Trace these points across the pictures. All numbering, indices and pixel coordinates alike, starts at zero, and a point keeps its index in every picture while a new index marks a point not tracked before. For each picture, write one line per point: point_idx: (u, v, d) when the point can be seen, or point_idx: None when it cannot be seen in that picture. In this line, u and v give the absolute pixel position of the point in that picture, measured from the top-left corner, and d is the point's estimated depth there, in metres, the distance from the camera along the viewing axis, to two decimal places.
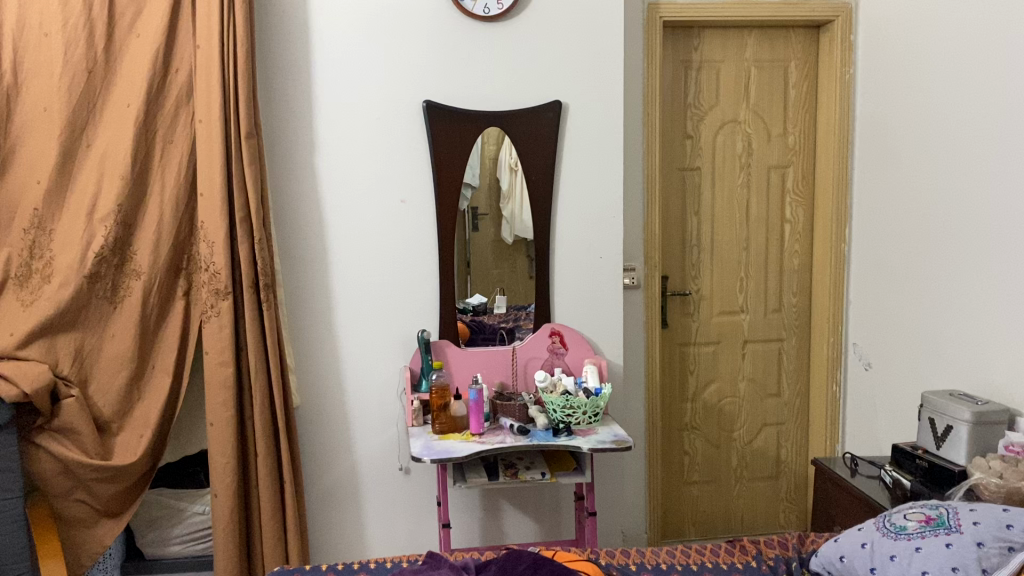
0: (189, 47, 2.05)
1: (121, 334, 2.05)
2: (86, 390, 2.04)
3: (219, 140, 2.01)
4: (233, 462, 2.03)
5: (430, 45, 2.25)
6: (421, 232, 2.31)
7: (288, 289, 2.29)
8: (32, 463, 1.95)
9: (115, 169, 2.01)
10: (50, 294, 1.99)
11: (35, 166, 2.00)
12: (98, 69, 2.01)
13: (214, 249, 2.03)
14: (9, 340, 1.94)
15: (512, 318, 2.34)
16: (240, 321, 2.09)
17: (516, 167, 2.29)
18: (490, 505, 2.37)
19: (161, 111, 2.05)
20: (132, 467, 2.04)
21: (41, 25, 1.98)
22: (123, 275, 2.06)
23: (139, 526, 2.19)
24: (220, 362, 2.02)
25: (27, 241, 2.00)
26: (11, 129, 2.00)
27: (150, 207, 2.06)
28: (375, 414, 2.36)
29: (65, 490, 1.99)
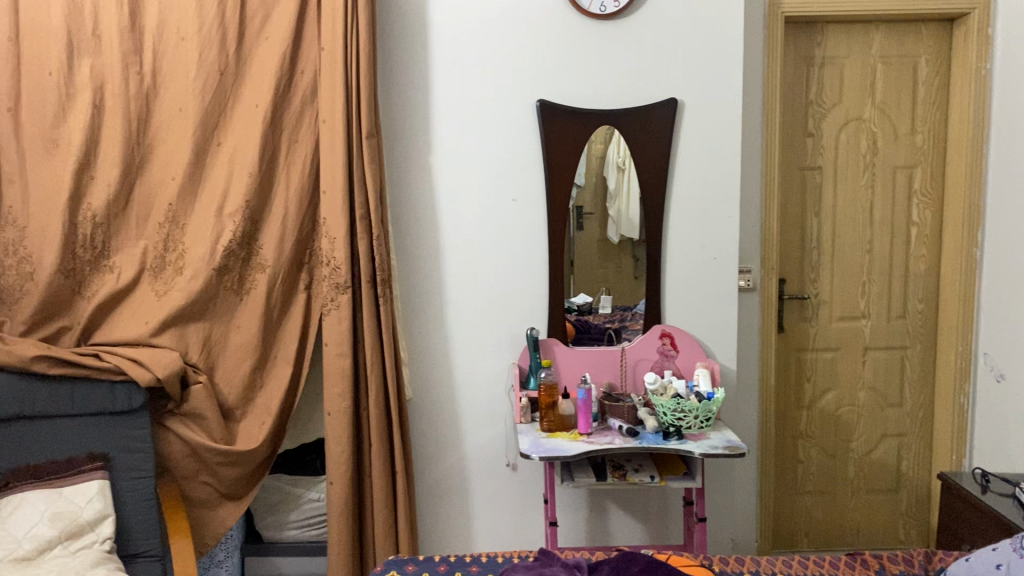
0: (314, 49, 2.12)
1: (246, 325, 2.14)
2: (213, 376, 2.14)
3: (341, 138, 2.07)
4: (348, 451, 2.09)
5: (546, 44, 2.25)
6: (532, 230, 2.32)
7: (403, 284, 2.35)
8: (163, 444, 2.09)
9: (244, 167, 2.10)
10: (183, 285, 2.10)
11: (171, 163, 2.11)
12: (229, 71, 2.10)
13: (335, 244, 2.09)
14: (144, 328, 2.08)
15: (618, 319, 2.32)
16: (357, 315, 2.15)
17: (624, 166, 2.28)
18: (596, 505, 2.37)
19: (287, 110, 2.13)
20: (252, 453, 2.12)
21: (179, 30, 2.09)
22: (249, 268, 2.15)
23: (259, 509, 2.28)
24: (338, 354, 2.09)
25: (162, 235, 2.12)
26: (149, 127, 2.12)
27: (276, 204, 2.14)
28: (484, 411, 2.39)
29: (191, 471, 2.11)
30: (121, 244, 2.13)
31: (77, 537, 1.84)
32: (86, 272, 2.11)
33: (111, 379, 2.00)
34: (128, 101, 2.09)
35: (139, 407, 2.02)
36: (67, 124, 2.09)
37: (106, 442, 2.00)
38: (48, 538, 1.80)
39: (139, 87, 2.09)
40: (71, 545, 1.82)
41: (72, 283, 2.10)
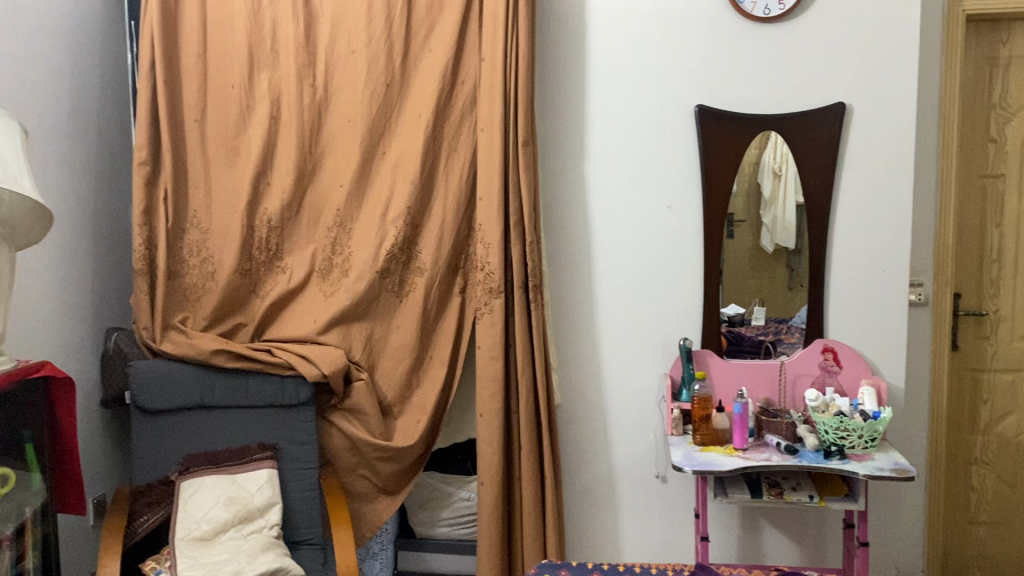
0: (475, 60, 2.17)
1: (405, 326, 2.21)
2: (373, 374, 2.23)
3: (499, 146, 2.11)
4: (499, 453, 2.12)
5: (705, 49, 2.21)
6: (687, 237, 2.29)
7: (555, 291, 2.37)
8: (326, 437, 2.23)
9: (406, 174, 2.17)
10: (348, 286, 2.20)
11: (339, 171, 2.22)
12: (394, 82, 2.19)
13: (490, 250, 2.12)
14: (312, 326, 2.19)
15: (773, 331, 2.25)
16: (511, 319, 2.18)
17: (781, 172, 2.21)
18: (749, 522, 2.30)
19: (447, 120, 2.18)
20: (408, 449, 2.19)
21: (349, 44, 2.19)
22: (409, 271, 2.22)
23: (412, 505, 2.36)
24: (492, 357, 2.12)
25: (330, 239, 2.23)
26: (320, 137, 2.23)
27: (435, 210, 2.20)
28: (635, 419, 2.37)
29: (351, 464, 2.23)
30: (292, 247, 2.26)
31: (248, 522, 1.95)
32: (262, 273, 2.27)
33: (281, 372, 2.14)
34: (302, 113, 2.21)
35: (307, 401, 2.14)
36: (247, 134, 2.25)
37: (274, 433, 2.13)
38: (222, 520, 1.92)
39: (312, 99, 2.22)
40: (242, 529, 1.94)
41: (249, 283, 2.26)
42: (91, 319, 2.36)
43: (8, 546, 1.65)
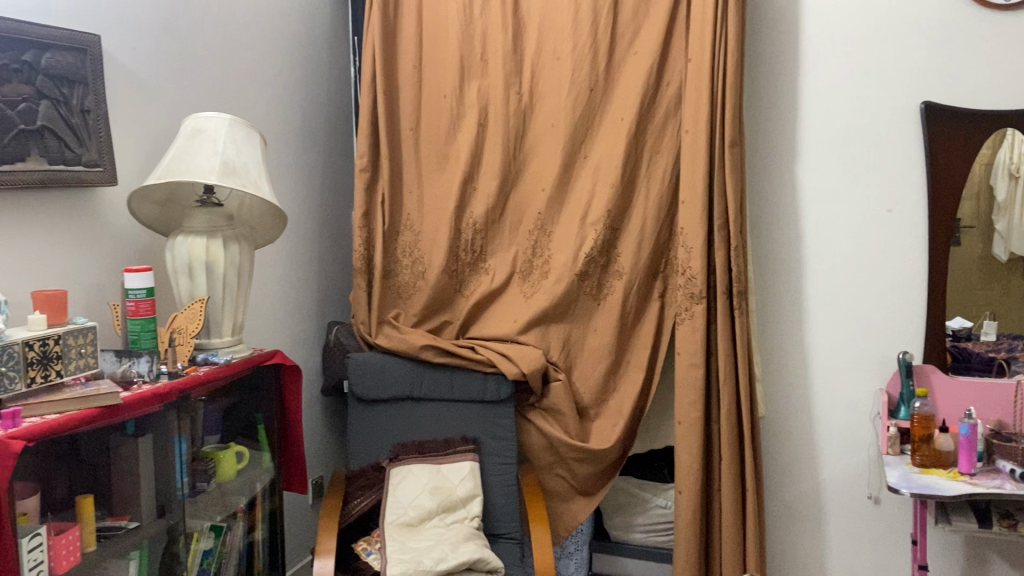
0: (680, 62, 2.13)
1: (603, 329, 2.22)
2: (571, 376, 2.26)
3: (704, 148, 2.05)
4: (697, 462, 2.08)
5: (933, 40, 2.06)
6: (908, 243, 2.13)
7: (760, 298, 2.29)
8: (524, 434, 2.29)
9: (608, 177, 2.17)
10: (548, 288, 2.24)
11: (542, 175, 2.27)
12: (599, 86, 2.20)
13: (692, 254, 2.08)
14: (513, 326, 2.25)
15: (1005, 347, 2.04)
16: (713, 326, 2.13)
17: (1018, 173, 2.01)
18: (975, 555, 2.11)
19: (651, 122, 2.16)
20: (605, 452, 2.19)
21: (555, 50, 2.23)
22: (608, 275, 2.22)
23: (608, 508, 2.37)
24: (691, 364, 2.08)
25: (531, 241, 2.28)
26: (525, 141, 2.29)
27: (636, 213, 2.19)
28: (847, 435, 2.24)
29: (548, 463, 2.27)
30: (496, 249, 2.33)
31: (451, 512, 2.03)
32: (467, 273, 2.36)
33: (483, 370, 2.21)
34: (508, 119, 2.28)
35: (506, 398, 2.20)
36: (457, 140, 2.34)
37: (476, 428, 2.21)
38: (428, 508, 2.00)
39: (518, 106, 2.27)
40: (446, 518, 2.01)
41: (456, 283, 2.36)
42: (313, 314, 2.55)
43: (240, 516, 1.85)
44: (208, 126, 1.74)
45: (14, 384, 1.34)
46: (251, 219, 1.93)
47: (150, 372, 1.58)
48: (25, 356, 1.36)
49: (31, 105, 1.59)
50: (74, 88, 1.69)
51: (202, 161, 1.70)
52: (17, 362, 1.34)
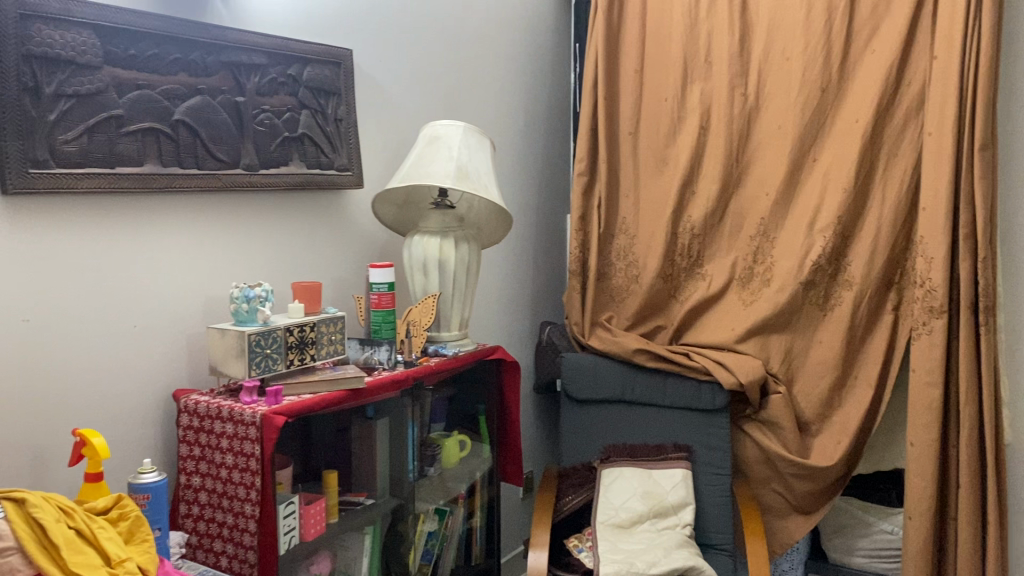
0: (925, 60, 2.00)
1: (828, 341, 2.12)
2: (792, 389, 2.18)
3: (950, 151, 1.91)
4: (931, 488, 1.94)
5: None
6: None
7: (1010, 314, 2.10)
8: (740, 447, 2.24)
9: (839, 182, 2.08)
10: (769, 296, 2.17)
11: (766, 180, 2.20)
12: (831, 86, 2.11)
13: (932, 265, 1.94)
14: (731, 334, 2.20)
15: None
16: (954, 342, 1.97)
17: None
18: None
19: (889, 125, 2.05)
20: (827, 471, 2.09)
21: (785, 51, 2.16)
22: (836, 285, 2.12)
23: (826, 528, 2.25)
24: (928, 383, 1.94)
25: (753, 247, 2.22)
26: (749, 144, 2.23)
27: (868, 220, 2.08)
28: None
29: (764, 477, 2.21)
30: (714, 254, 2.29)
31: (662, 517, 2.01)
32: (683, 278, 2.33)
33: (698, 377, 2.18)
34: (732, 122, 2.23)
35: (721, 408, 2.16)
36: (677, 143, 2.32)
37: (689, 436, 2.18)
38: (639, 511, 2.00)
39: (742, 108, 2.22)
40: (657, 523, 2.00)
41: (671, 287, 2.34)
42: (529, 313, 2.63)
43: (461, 503, 1.96)
44: (443, 133, 1.85)
45: (277, 365, 1.50)
46: (479, 221, 2.02)
47: (389, 360, 1.70)
48: (286, 340, 1.52)
49: (294, 114, 1.76)
50: (329, 99, 1.85)
51: (438, 166, 1.80)
52: (279, 345, 1.50)
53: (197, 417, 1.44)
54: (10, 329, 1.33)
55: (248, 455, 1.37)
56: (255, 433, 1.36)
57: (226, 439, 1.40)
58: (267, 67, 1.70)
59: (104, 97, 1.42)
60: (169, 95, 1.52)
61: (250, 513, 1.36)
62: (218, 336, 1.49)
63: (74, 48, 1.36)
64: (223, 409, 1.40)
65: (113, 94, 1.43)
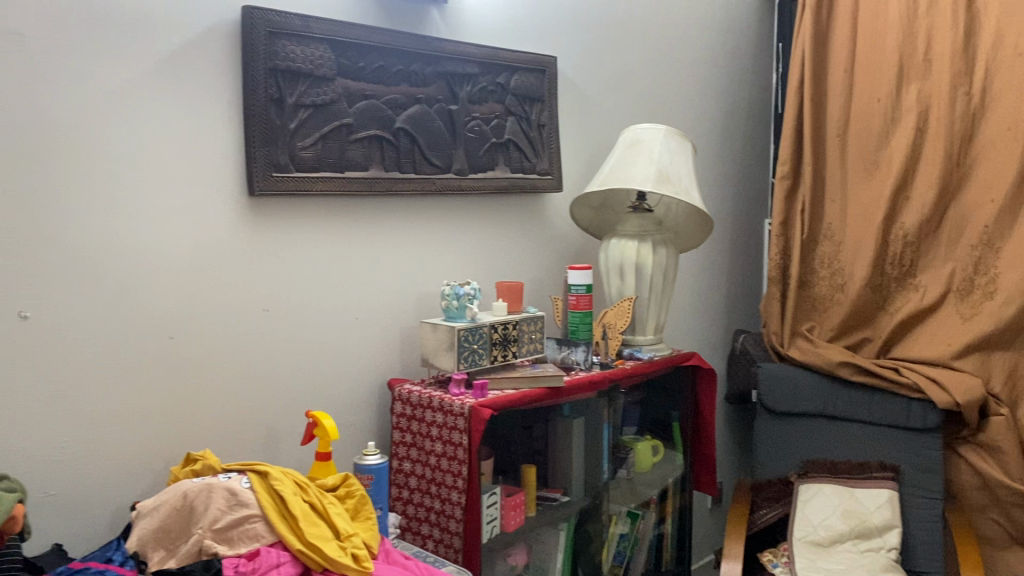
0: None
1: None
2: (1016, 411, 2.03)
3: None
4: None
5: None
6: None
7: None
8: (954, 470, 2.08)
9: None
10: (992, 310, 2.02)
11: (991, 185, 2.04)
12: None
13: None
14: (946, 349, 2.05)
15: None
16: None
17: None
18: None
19: None
20: None
21: (1017, 45, 2.01)
22: None
23: None
24: None
25: (974, 257, 2.07)
26: (973, 147, 2.09)
27: None
28: None
29: (982, 505, 2.04)
30: (929, 263, 2.16)
31: (865, 539, 1.92)
32: (893, 289, 2.21)
33: (907, 395, 2.07)
34: (953, 122, 2.09)
35: (934, 427, 2.04)
36: (890, 146, 2.20)
37: (896, 455, 2.05)
38: (840, 530, 1.93)
39: (966, 108, 2.08)
40: (859, 545, 1.92)
41: (880, 298, 2.22)
42: (724, 320, 2.58)
43: (653, 506, 1.97)
44: (645, 137, 1.85)
45: (482, 360, 1.56)
46: (677, 224, 2.00)
47: (586, 360, 1.72)
48: (491, 337, 1.58)
49: (501, 121, 1.83)
50: (534, 105, 1.91)
51: (640, 170, 1.81)
52: (484, 341, 1.56)
53: (409, 406, 1.53)
54: (251, 317, 1.48)
55: (456, 445, 1.44)
56: (464, 424, 1.43)
57: (435, 428, 1.48)
58: (478, 76, 1.77)
59: (337, 107, 1.53)
60: (391, 104, 1.62)
61: (456, 501, 1.43)
62: (430, 331, 1.58)
63: (312, 62, 1.49)
64: (433, 399, 1.48)
65: (344, 104, 1.55)
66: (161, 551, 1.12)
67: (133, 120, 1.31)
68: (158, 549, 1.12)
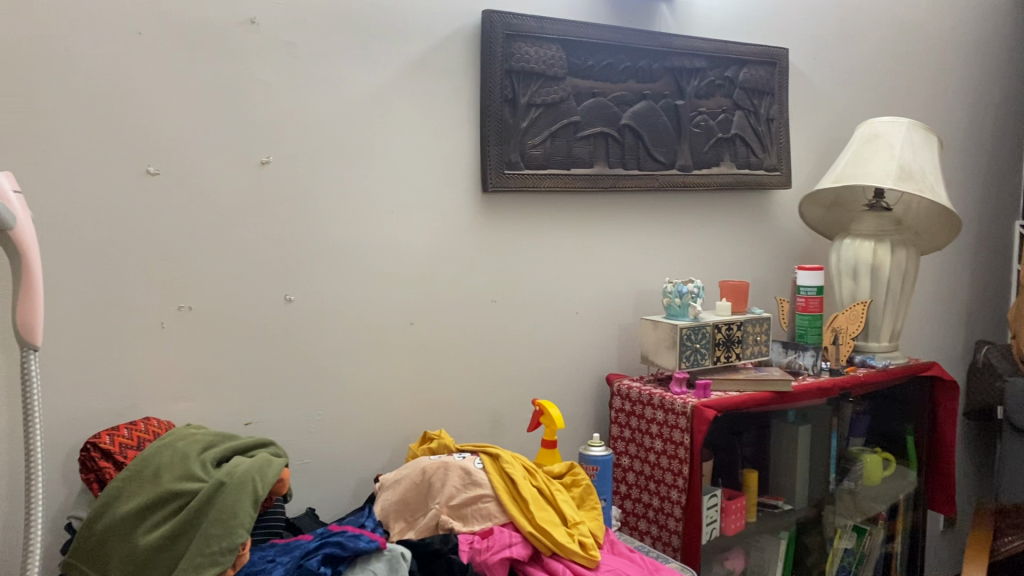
0: None
1: None
2: None
3: None
4: None
5: None
6: None
7: None
8: None
9: None
10: None
11: None
12: None
13: None
14: None
15: None
16: None
17: None
18: None
19: None
20: None
21: None
22: None
23: None
24: None
25: None
26: None
27: None
28: None
29: None
30: None
31: None
32: None
33: None
34: None
35: None
36: None
37: None
38: None
39: None
40: None
41: None
42: (965, 329, 2.39)
43: (882, 523, 1.87)
44: (884, 131, 1.75)
45: (704, 360, 1.54)
46: (918, 223, 1.88)
47: (814, 366, 1.66)
48: (714, 337, 1.55)
49: (728, 115, 1.79)
50: (763, 100, 1.85)
51: (877, 166, 1.71)
52: (707, 341, 1.54)
53: (629, 402, 1.53)
54: (481, 307, 1.55)
55: (677, 443, 1.43)
56: (685, 423, 1.41)
57: (655, 425, 1.47)
58: (706, 71, 1.75)
59: (566, 106, 1.57)
60: (618, 101, 1.63)
61: (676, 499, 1.43)
62: (651, 328, 1.57)
63: (545, 61, 1.53)
64: (654, 397, 1.48)
65: (573, 102, 1.58)
66: (400, 522, 1.20)
67: (383, 120, 1.41)
68: (399, 521, 1.20)
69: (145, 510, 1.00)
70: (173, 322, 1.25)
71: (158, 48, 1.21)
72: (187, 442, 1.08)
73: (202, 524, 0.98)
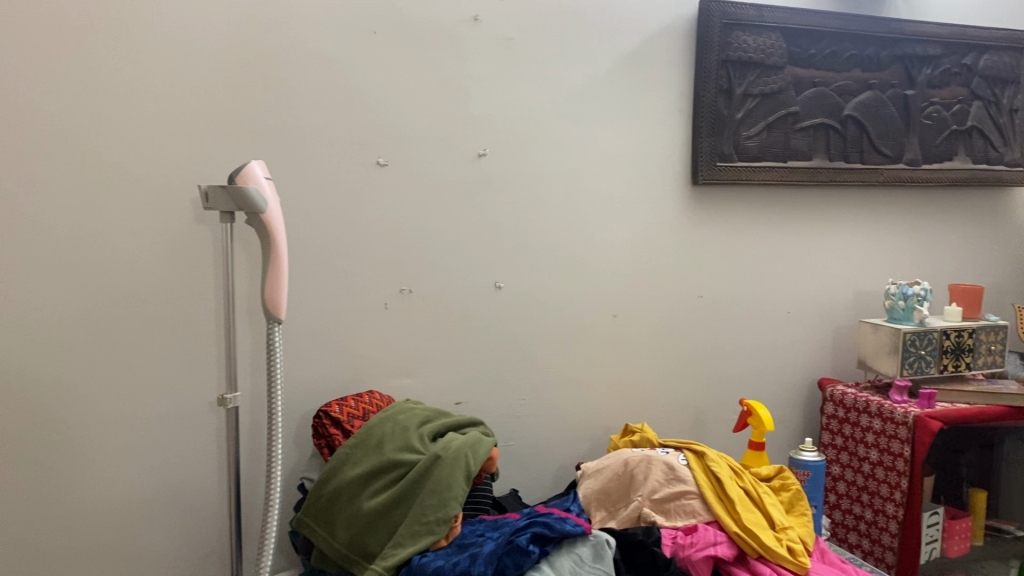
0: None
1: None
2: None
3: None
4: None
5: None
6: None
7: None
8: None
9: None
10: None
11: None
12: None
13: None
14: None
15: None
16: None
17: None
18: None
19: None
20: None
21: None
22: None
23: None
24: None
25: None
26: None
27: None
28: None
29: None
30: None
31: None
32: None
33: None
34: None
35: None
36: None
37: None
38: None
39: None
40: None
41: None
42: None
43: None
44: None
45: (929, 368, 1.43)
46: None
47: None
48: (942, 344, 1.44)
49: (965, 106, 1.66)
50: (1006, 88, 1.69)
51: None
52: (934, 347, 1.43)
53: (842, 408, 1.46)
54: (686, 302, 1.52)
55: (896, 454, 1.34)
56: (906, 433, 1.32)
57: (872, 434, 1.39)
58: (940, 58, 1.63)
59: (785, 96, 1.51)
60: (841, 91, 1.55)
61: (892, 514, 1.34)
62: (870, 332, 1.51)
63: (764, 51, 1.48)
64: (871, 404, 1.40)
65: (792, 92, 1.52)
66: (602, 512, 1.21)
67: (595, 113, 1.42)
68: (600, 510, 1.21)
69: (369, 475, 1.07)
70: (395, 303, 1.33)
71: (389, 47, 1.28)
72: (407, 416, 1.15)
73: (420, 494, 1.03)
